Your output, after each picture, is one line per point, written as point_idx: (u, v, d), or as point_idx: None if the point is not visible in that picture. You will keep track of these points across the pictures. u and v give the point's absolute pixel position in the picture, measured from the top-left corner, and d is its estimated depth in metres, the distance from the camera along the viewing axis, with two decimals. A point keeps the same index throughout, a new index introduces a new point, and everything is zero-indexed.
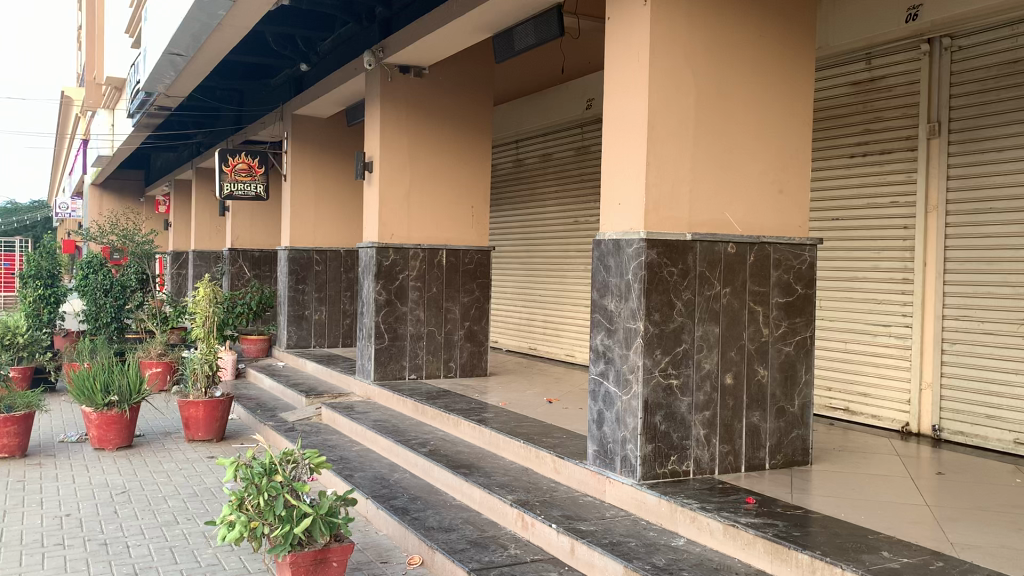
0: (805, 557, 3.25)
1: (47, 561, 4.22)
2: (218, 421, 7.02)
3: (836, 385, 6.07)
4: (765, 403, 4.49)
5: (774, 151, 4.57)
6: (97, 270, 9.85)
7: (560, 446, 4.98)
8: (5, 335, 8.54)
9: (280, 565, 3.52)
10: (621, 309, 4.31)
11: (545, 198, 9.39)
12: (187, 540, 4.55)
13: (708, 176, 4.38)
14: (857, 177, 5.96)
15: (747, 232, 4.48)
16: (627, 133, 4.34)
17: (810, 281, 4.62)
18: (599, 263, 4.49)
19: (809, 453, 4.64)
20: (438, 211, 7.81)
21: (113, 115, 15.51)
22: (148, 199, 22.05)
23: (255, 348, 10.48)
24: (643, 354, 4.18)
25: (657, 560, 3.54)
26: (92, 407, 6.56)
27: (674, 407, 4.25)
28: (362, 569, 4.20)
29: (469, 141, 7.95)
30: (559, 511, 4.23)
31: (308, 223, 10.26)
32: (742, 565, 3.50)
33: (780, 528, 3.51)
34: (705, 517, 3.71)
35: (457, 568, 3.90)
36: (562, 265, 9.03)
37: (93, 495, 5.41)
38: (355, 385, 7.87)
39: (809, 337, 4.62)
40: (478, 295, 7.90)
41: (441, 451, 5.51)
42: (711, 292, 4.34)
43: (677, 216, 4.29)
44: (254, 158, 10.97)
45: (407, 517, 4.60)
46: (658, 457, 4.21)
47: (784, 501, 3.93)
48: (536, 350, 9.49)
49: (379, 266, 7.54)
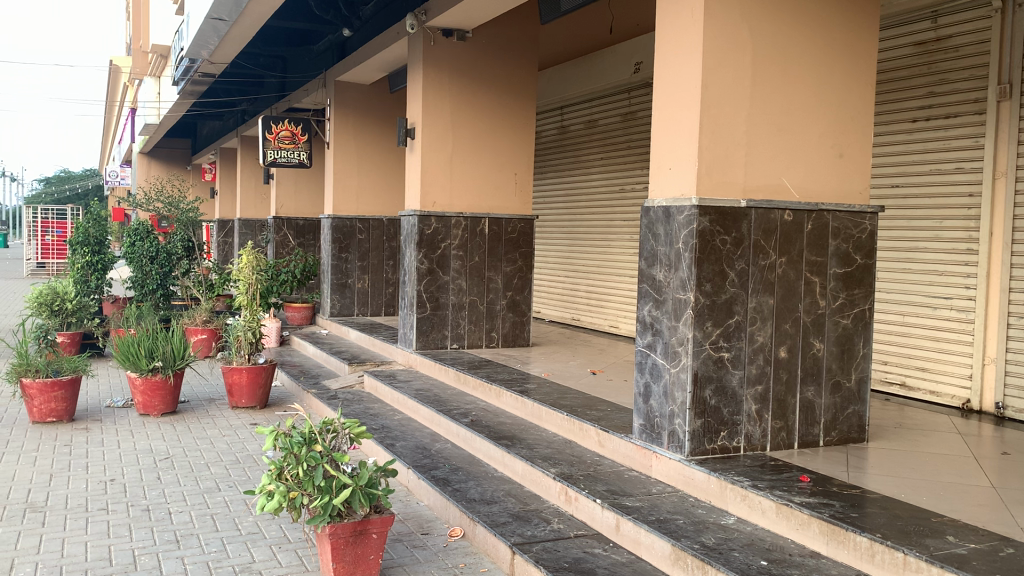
0: (864, 540, 3.09)
1: (90, 526, 4.23)
2: (261, 388, 7.02)
3: (892, 359, 5.84)
4: (820, 377, 4.31)
5: (835, 114, 4.34)
6: (144, 238, 9.91)
7: (605, 418, 4.86)
8: (55, 301, 8.66)
9: (320, 536, 3.48)
10: (670, 279, 4.14)
11: (589, 166, 9.20)
12: (228, 508, 4.54)
13: (765, 139, 4.17)
14: (919, 143, 5.67)
15: (805, 199, 4.26)
16: (679, 94, 4.14)
17: (870, 251, 4.41)
18: (648, 231, 4.32)
19: (865, 430, 4.46)
20: (481, 179, 7.67)
21: (159, 82, 15.58)
22: (195, 167, 22.21)
23: (299, 315, 10.50)
24: (693, 326, 4.01)
25: (707, 539, 3.41)
26: (137, 372, 6.58)
27: (725, 381, 4.09)
28: (402, 540, 4.14)
29: (513, 107, 7.77)
30: (604, 485, 4.12)
31: (351, 191, 10.19)
32: (795, 547, 3.35)
33: (837, 509, 3.34)
34: (757, 496, 3.57)
35: (499, 542, 3.81)
36: (606, 234, 8.85)
37: (138, 460, 5.44)
38: (397, 354, 7.83)
39: (867, 310, 4.42)
40: (521, 264, 7.77)
41: (483, 422, 5.42)
42: (766, 262, 4.15)
43: (731, 180, 4.10)
44: (298, 126, 10.92)
45: (448, 488, 4.53)
46: (708, 433, 4.07)
47: (840, 480, 3.76)
48: (579, 321, 9.35)
49: (421, 234, 7.44)
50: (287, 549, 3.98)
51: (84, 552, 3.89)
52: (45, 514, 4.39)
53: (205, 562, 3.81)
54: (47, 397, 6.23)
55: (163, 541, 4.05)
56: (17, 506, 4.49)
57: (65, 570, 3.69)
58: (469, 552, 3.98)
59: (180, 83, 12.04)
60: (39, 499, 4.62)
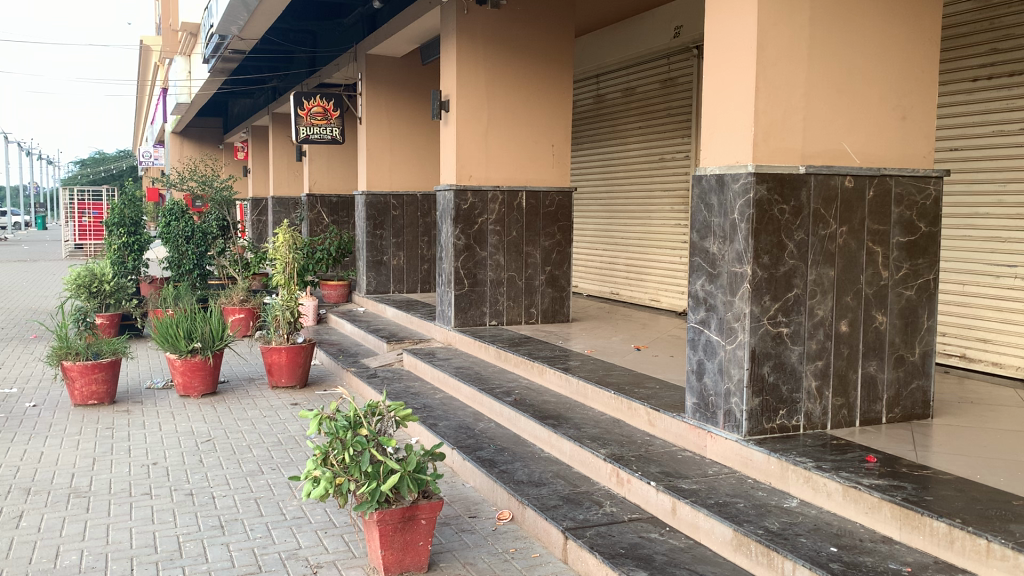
0: (941, 526, 2.91)
1: (135, 511, 4.18)
2: (300, 367, 6.96)
3: (951, 330, 5.59)
4: (883, 351, 4.10)
5: (898, 74, 4.10)
6: (179, 218, 9.86)
7: (654, 397, 4.71)
8: (93, 283, 8.67)
9: (367, 523, 3.38)
10: (725, 252, 3.96)
11: (627, 135, 8.97)
12: (271, 491, 4.47)
13: (824, 103, 3.95)
14: (981, 103, 5.38)
15: (866, 164, 4.04)
16: (732, 57, 3.94)
17: (935, 218, 4.18)
18: (700, 201, 4.13)
19: (930, 406, 4.25)
20: (519, 151, 7.50)
21: (190, 61, 15.53)
22: (227, 146, 22.23)
23: (335, 293, 10.43)
24: (750, 301, 3.83)
25: (771, 524, 3.25)
26: (176, 354, 6.54)
27: (783, 357, 3.91)
28: (451, 524, 4.03)
29: (549, 77, 7.57)
30: (658, 467, 3.97)
31: (384, 166, 10.06)
32: (865, 531, 3.18)
33: (910, 492, 3.16)
34: (822, 478, 3.40)
35: (551, 526, 3.68)
36: (645, 206, 8.64)
37: (180, 443, 5.40)
38: (435, 331, 7.72)
39: (932, 280, 4.20)
40: (560, 238, 7.59)
41: (527, 401, 5.29)
42: (826, 232, 3.95)
43: (790, 146, 3.89)
44: (330, 101, 10.78)
45: (494, 470, 4.41)
46: (766, 411, 3.90)
47: (908, 460, 3.57)
48: (619, 295, 9.16)
49: (458, 209, 7.28)
50: (333, 534, 3.90)
51: (129, 539, 3.84)
52: (90, 499, 4.35)
53: (251, 548, 3.73)
54: (88, 379, 6.21)
55: (207, 527, 3.98)
56: (62, 491, 4.45)
57: (111, 557, 3.64)
58: (519, 537, 3.86)
59: (210, 60, 11.96)
60: (83, 484, 4.58)
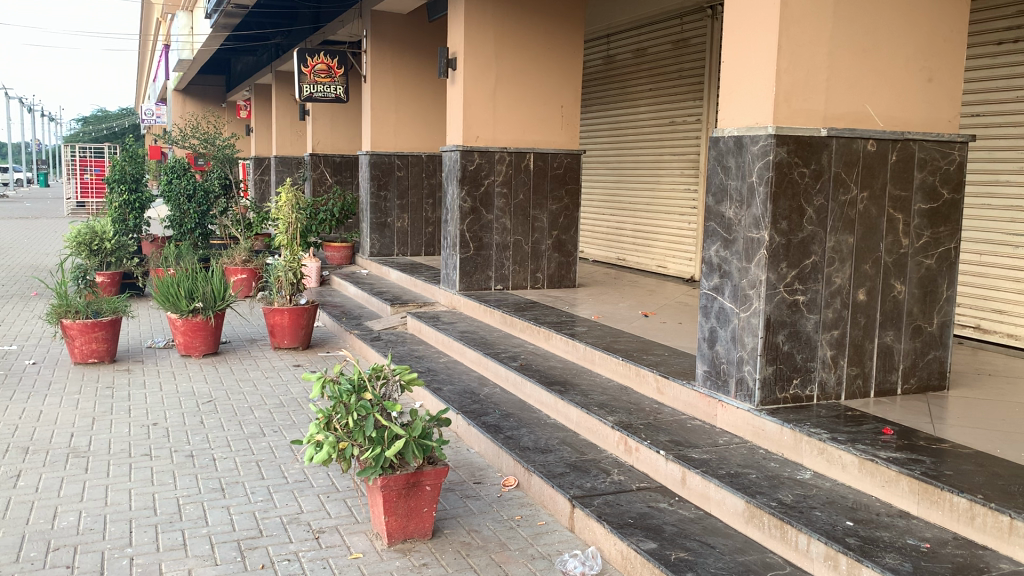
0: (962, 501, 2.83)
1: (134, 473, 4.12)
2: (303, 329, 6.88)
3: (966, 301, 5.47)
4: (900, 321, 4.00)
5: (925, 35, 3.94)
6: (181, 175, 9.72)
7: (663, 364, 4.62)
8: (94, 240, 8.62)
9: (371, 488, 3.31)
10: (741, 216, 3.85)
11: (637, 97, 8.78)
12: (273, 454, 4.40)
13: (848, 64, 3.80)
14: (1005, 68, 5.21)
15: (890, 127, 3.89)
16: (755, 14, 3.78)
17: (958, 184, 4.05)
18: (717, 163, 4.01)
19: (946, 378, 4.15)
20: (526, 112, 7.33)
21: (192, 16, 15.27)
22: (230, 104, 21.98)
23: (338, 255, 10.34)
24: (766, 268, 3.72)
25: (784, 496, 3.17)
26: (177, 313, 6.45)
27: (799, 326, 3.81)
28: (455, 490, 3.96)
29: (559, 38, 7.39)
30: (667, 435, 3.89)
31: (389, 125, 9.88)
32: (881, 505, 3.10)
33: (928, 466, 3.08)
34: (838, 450, 3.31)
35: (557, 494, 3.61)
36: (654, 170, 8.49)
37: (180, 404, 5.33)
38: (439, 295, 7.63)
39: (953, 249, 4.08)
40: (568, 202, 7.45)
41: (532, 366, 5.21)
42: (846, 197, 3.82)
43: (812, 108, 3.74)
44: (333, 59, 10.56)
45: (499, 436, 4.33)
46: (779, 380, 3.81)
47: (925, 432, 3.48)
48: (625, 261, 9.04)
49: (464, 171, 7.13)
50: (336, 498, 3.83)
51: (128, 500, 3.78)
52: (88, 459, 4.29)
53: (252, 512, 3.67)
54: (88, 338, 6.14)
55: (207, 489, 3.92)
56: (60, 451, 4.39)
57: (110, 518, 3.58)
58: (525, 504, 3.79)
59: (214, 15, 11.73)
60: (82, 443, 4.52)
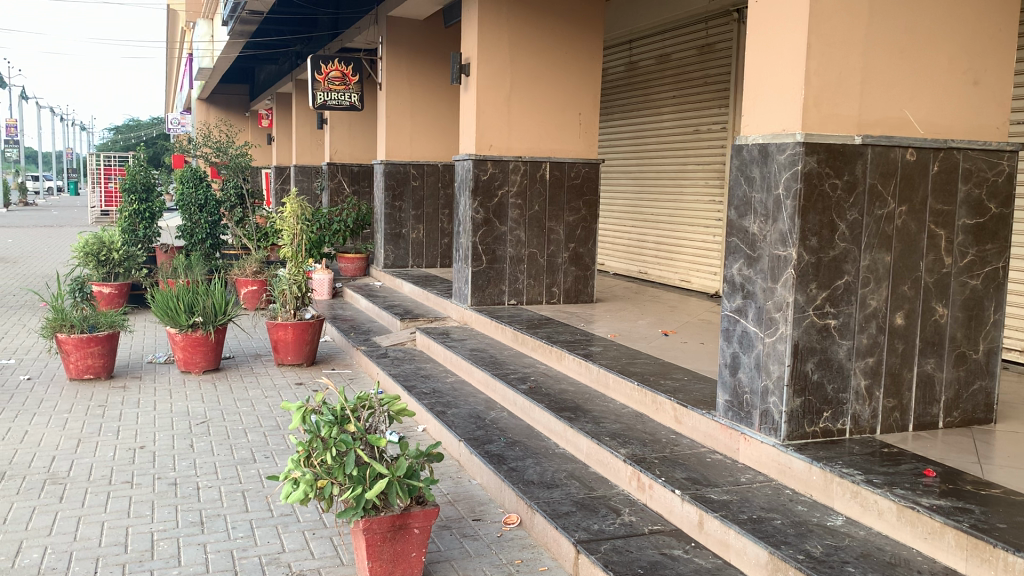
0: (1019, 562, 2.46)
1: (111, 503, 3.85)
2: (308, 344, 6.61)
3: (1012, 323, 5.07)
4: (942, 348, 3.64)
5: (971, 33, 3.58)
6: (195, 184, 9.46)
7: (681, 390, 4.27)
8: (101, 250, 8.53)
9: (354, 530, 3.02)
10: (767, 232, 3.51)
11: (660, 105, 8.46)
12: (261, 483, 4.12)
13: (885, 63, 3.45)
14: None
15: (930, 135, 3.54)
16: (782, 10, 3.45)
17: (1007, 198, 3.68)
18: (740, 174, 3.67)
19: (993, 410, 3.78)
20: (543, 119, 7.04)
21: (213, 24, 15.15)
22: (253, 114, 21.94)
23: (352, 266, 10.08)
24: (795, 289, 3.38)
25: (813, 547, 2.82)
26: (176, 329, 6.20)
27: (830, 353, 3.47)
28: (451, 528, 3.65)
29: (578, 42, 7.09)
30: (684, 472, 3.54)
31: (405, 132, 9.64)
32: (924, 561, 2.74)
33: (977, 516, 2.72)
34: (873, 494, 2.96)
35: (561, 537, 3.28)
36: (678, 181, 8.16)
37: (172, 425, 5.07)
38: (451, 309, 7.33)
39: (1001, 268, 3.70)
40: (586, 213, 7.12)
41: (543, 389, 4.89)
42: (883, 211, 3.47)
43: (844, 113, 3.40)
44: (348, 65, 10.32)
45: (503, 467, 4.01)
46: (808, 413, 3.46)
47: (971, 475, 3.11)
48: (647, 274, 8.70)
49: (477, 180, 6.84)
50: (320, 536, 3.54)
51: (99, 535, 3.50)
52: (66, 487, 4.03)
53: (230, 551, 3.38)
54: (84, 353, 5.91)
55: (186, 523, 3.64)
56: (37, 477, 4.14)
57: (75, 556, 3.30)
58: (527, 546, 3.47)
59: (230, 22, 11.57)
60: (62, 469, 4.27)
